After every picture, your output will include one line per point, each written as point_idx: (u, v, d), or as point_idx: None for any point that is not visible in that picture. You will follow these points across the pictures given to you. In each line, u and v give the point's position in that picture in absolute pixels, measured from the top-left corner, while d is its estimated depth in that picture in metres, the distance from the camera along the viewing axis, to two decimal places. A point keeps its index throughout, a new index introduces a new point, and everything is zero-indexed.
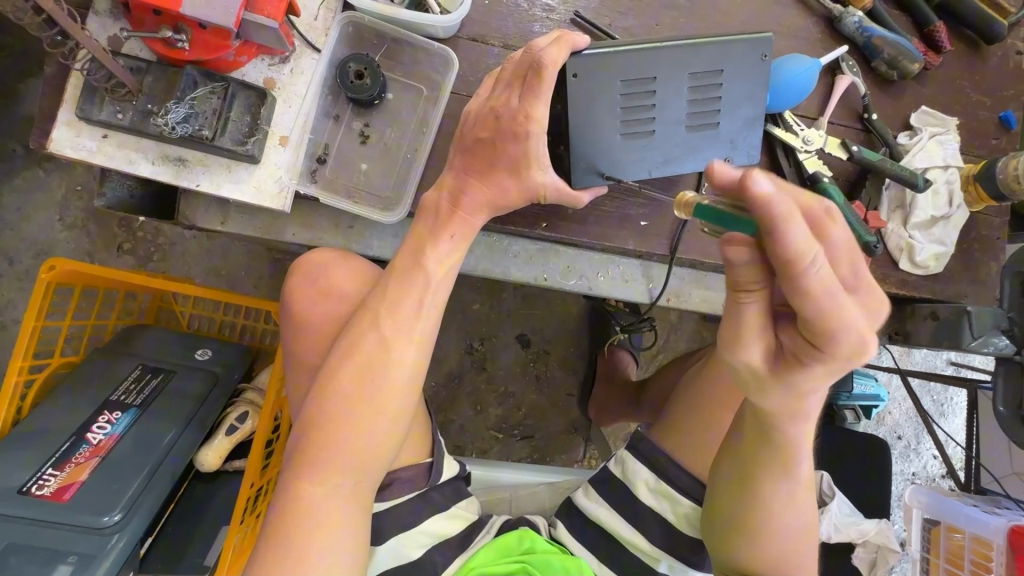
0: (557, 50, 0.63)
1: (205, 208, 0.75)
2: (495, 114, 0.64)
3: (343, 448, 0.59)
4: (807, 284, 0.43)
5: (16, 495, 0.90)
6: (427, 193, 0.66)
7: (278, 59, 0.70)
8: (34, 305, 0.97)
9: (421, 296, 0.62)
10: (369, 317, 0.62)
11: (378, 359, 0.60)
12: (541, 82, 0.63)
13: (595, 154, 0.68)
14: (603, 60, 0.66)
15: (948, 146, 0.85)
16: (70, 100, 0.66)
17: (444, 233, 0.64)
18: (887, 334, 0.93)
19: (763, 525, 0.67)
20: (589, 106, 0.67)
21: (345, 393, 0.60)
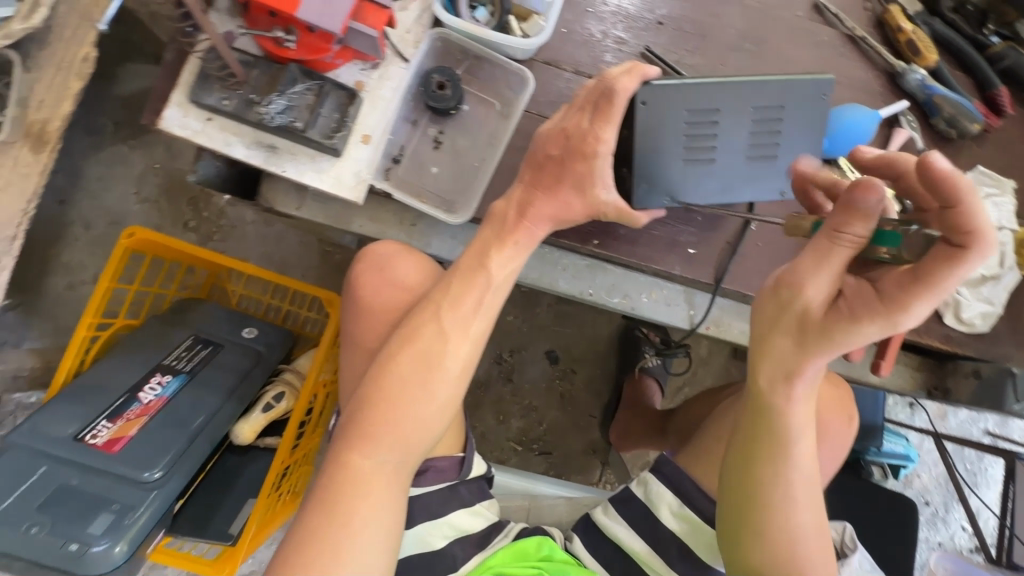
0: (630, 79, 0.67)
1: (285, 193, 0.81)
2: (566, 135, 0.69)
3: (396, 426, 0.63)
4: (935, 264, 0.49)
5: (72, 441, 0.96)
6: (497, 202, 0.71)
7: (369, 65, 0.77)
8: (111, 267, 1.05)
9: (482, 294, 0.67)
10: (430, 308, 0.66)
11: (436, 346, 0.64)
12: (613, 106, 0.67)
13: (656, 178, 0.72)
14: (675, 90, 0.69)
15: (1004, 210, 0.86)
16: (184, 84, 0.73)
17: (508, 240, 0.68)
18: (925, 389, 0.92)
19: (784, 536, 0.66)
20: (655, 132, 0.70)
21: (402, 374, 0.63)
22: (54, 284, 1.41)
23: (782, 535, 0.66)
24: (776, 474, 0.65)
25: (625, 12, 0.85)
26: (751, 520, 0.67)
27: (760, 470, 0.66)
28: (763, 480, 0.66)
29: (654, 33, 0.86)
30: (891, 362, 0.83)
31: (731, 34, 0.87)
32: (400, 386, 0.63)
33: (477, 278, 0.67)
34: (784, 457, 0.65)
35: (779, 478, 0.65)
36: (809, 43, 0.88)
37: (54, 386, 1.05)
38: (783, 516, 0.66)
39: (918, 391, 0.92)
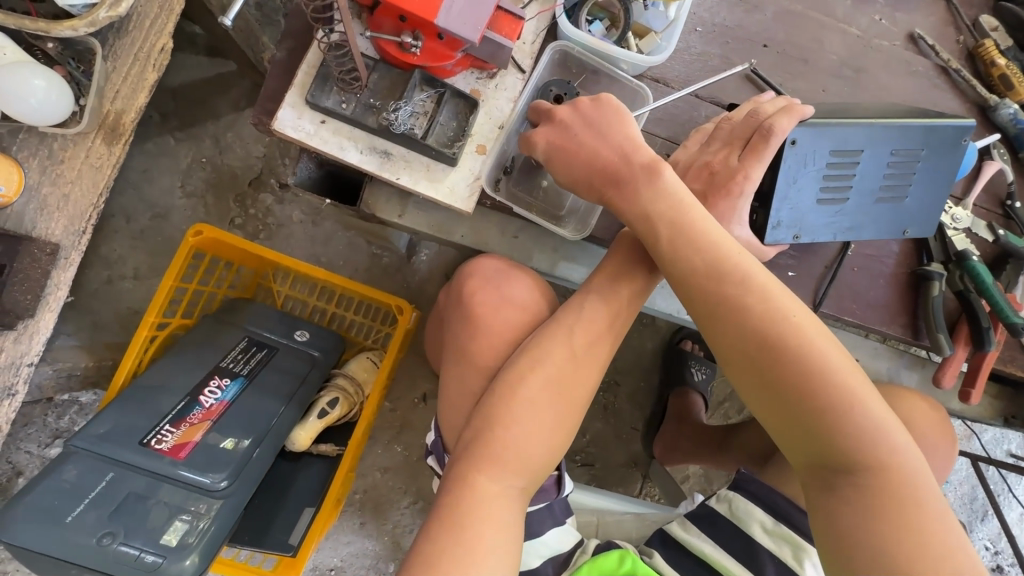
0: (789, 119, 0.65)
1: (386, 199, 0.80)
2: (711, 167, 0.68)
3: (527, 450, 0.61)
4: None
5: (137, 446, 0.93)
6: (629, 228, 0.69)
7: (485, 73, 0.76)
8: (176, 265, 1.02)
9: (614, 321, 0.66)
10: (562, 330, 0.65)
11: (569, 371, 0.63)
12: (767, 143, 0.64)
13: (790, 213, 0.72)
14: (824, 129, 0.69)
15: None
16: (300, 85, 0.71)
17: (643, 269, 0.68)
18: (1002, 417, 0.94)
19: (806, 403, 0.58)
20: (798, 172, 0.70)
21: (535, 399, 0.61)
22: (92, 277, 1.35)
23: (798, 400, 0.58)
24: (751, 335, 0.60)
25: (731, 33, 0.85)
26: (760, 391, 0.61)
27: (732, 342, 0.61)
28: (738, 349, 0.61)
29: (758, 55, 0.86)
30: (980, 392, 0.85)
31: (831, 60, 0.88)
32: (534, 410, 0.61)
33: (610, 304, 0.66)
34: (746, 314, 0.60)
35: (755, 334, 0.60)
36: (904, 73, 0.90)
37: (112, 386, 1.01)
38: (795, 382, 0.58)
39: (996, 419, 0.93)
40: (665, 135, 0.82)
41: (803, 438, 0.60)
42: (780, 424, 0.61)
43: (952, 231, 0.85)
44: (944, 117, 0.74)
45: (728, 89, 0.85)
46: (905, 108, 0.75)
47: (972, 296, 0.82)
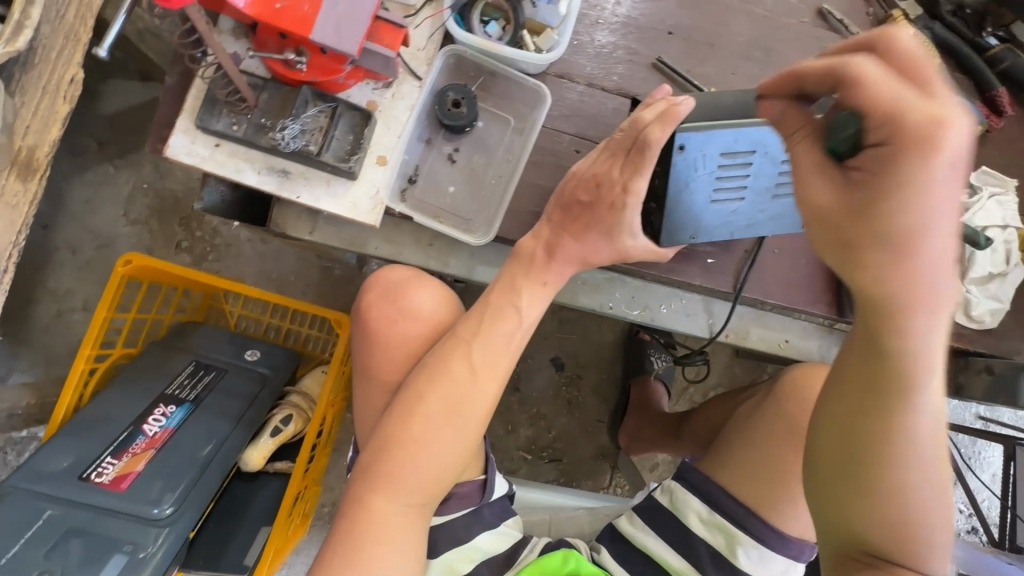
0: (663, 131, 0.61)
1: (296, 217, 0.79)
2: (596, 179, 0.67)
3: (423, 469, 0.61)
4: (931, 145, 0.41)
5: (76, 481, 0.93)
6: (524, 238, 0.70)
7: (381, 83, 0.75)
8: (108, 296, 1.01)
9: (510, 333, 0.66)
10: (457, 345, 0.65)
11: (466, 388, 0.63)
12: (645, 158, 0.63)
13: (686, 216, 0.71)
14: (705, 131, 0.68)
15: (1008, 208, 0.88)
16: (190, 109, 0.70)
17: (537, 278, 0.68)
18: (937, 385, 0.94)
19: (903, 507, 0.54)
20: (689, 176, 0.69)
21: (429, 417, 0.62)
22: (42, 312, 1.35)
23: (891, 499, 0.54)
24: (895, 425, 0.51)
25: (635, 23, 0.85)
26: (852, 469, 0.55)
27: (868, 421, 0.52)
28: (868, 427, 0.53)
29: (664, 43, 0.85)
30: None
31: (739, 42, 0.87)
32: (428, 429, 0.62)
33: (506, 319, 0.66)
34: (908, 406, 0.51)
35: (901, 428, 0.52)
36: (815, 50, 0.89)
37: (53, 422, 1.01)
38: (899, 481, 0.53)
39: None
40: (573, 131, 0.81)
41: (873, 533, 0.55)
42: (858, 512, 0.55)
43: None
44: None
45: (635, 79, 0.84)
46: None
47: None
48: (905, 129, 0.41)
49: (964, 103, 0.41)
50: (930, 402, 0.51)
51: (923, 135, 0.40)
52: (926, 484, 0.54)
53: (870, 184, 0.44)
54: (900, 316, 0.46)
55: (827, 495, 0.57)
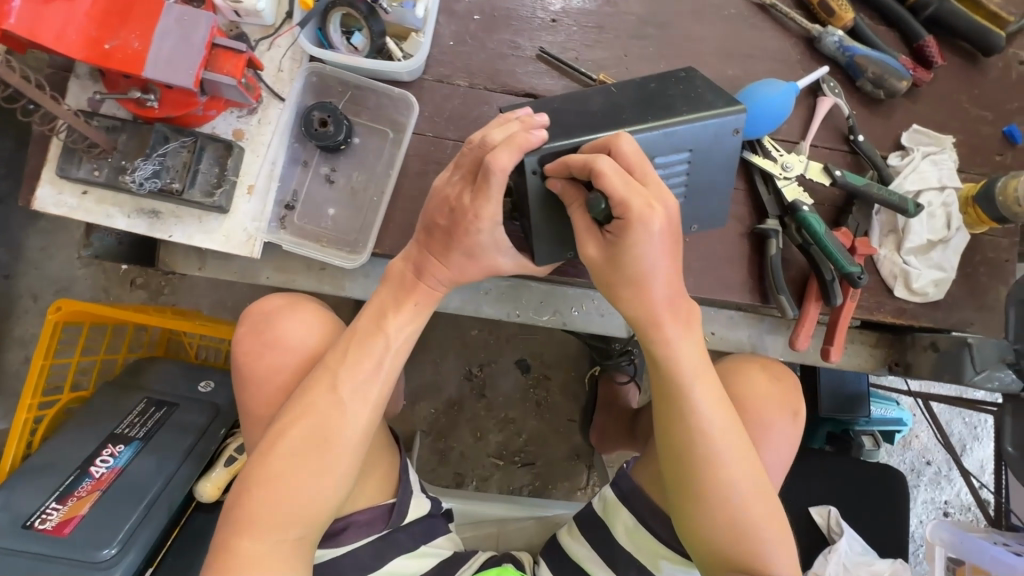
0: (506, 155, 0.57)
1: (184, 254, 0.78)
2: (449, 204, 0.62)
3: (292, 502, 0.59)
4: (651, 235, 0.56)
5: (21, 529, 0.94)
6: (395, 260, 0.67)
7: (245, 111, 0.73)
8: (42, 344, 1.02)
9: (380, 359, 0.64)
10: (326, 375, 0.63)
11: (333, 418, 0.61)
12: (489, 182, 0.58)
13: (560, 235, 0.67)
14: (560, 152, 0.61)
15: (943, 166, 0.81)
16: (52, 160, 0.70)
17: (406, 303, 0.66)
18: (887, 364, 0.88)
19: (722, 500, 0.63)
20: (553, 197, 0.64)
21: (292, 451, 0.60)
22: (11, 359, 1.39)
23: (714, 495, 0.64)
24: (689, 429, 0.63)
25: (515, 14, 0.80)
26: (678, 474, 0.65)
27: (672, 430, 0.64)
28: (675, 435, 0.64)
29: (549, 31, 0.81)
30: (841, 347, 0.79)
31: (631, 21, 0.82)
32: (296, 461, 0.59)
33: (372, 343, 0.64)
34: (692, 411, 0.63)
35: (697, 432, 0.63)
36: (717, 19, 0.83)
37: (3, 471, 1.03)
38: (712, 479, 0.63)
39: (880, 369, 0.87)
40: (455, 136, 0.77)
41: (710, 530, 0.64)
42: (694, 514, 0.64)
43: (782, 181, 0.78)
44: (713, 106, 0.65)
45: (519, 74, 0.80)
46: (678, 93, 0.66)
47: (812, 250, 0.76)
48: (631, 212, 0.55)
49: (668, 190, 0.58)
50: (709, 405, 0.64)
51: (633, 228, 0.56)
52: (737, 478, 0.63)
53: (619, 247, 0.58)
54: (649, 340, 0.63)
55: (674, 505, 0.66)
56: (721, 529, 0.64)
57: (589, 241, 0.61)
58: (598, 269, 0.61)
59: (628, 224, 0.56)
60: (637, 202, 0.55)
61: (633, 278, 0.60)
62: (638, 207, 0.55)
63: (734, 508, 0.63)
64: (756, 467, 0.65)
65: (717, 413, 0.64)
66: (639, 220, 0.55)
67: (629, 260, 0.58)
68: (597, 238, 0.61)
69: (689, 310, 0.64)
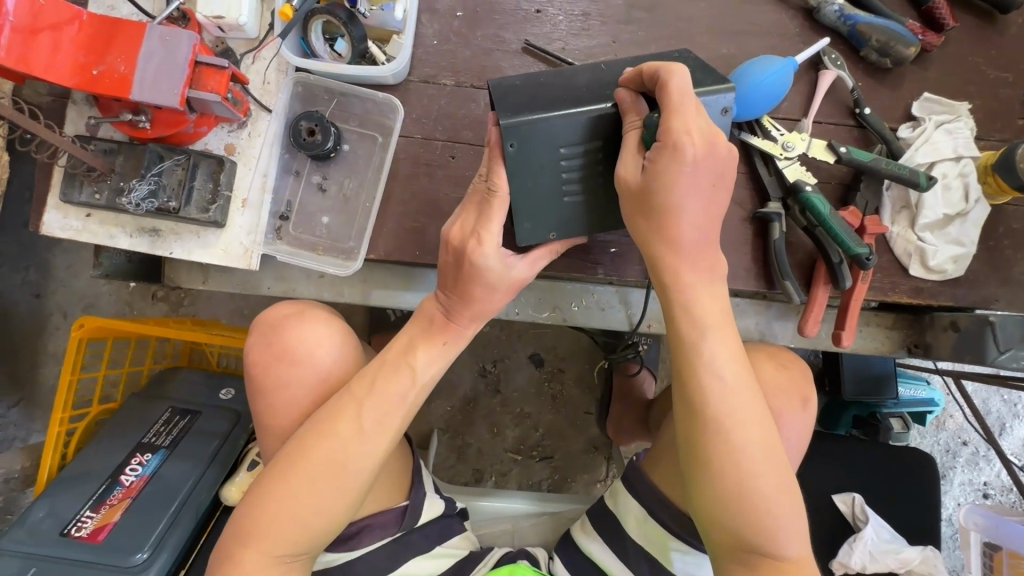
0: (501, 177, 0.61)
1: (188, 269, 0.80)
2: (452, 243, 0.63)
3: (303, 518, 0.60)
4: (685, 159, 0.56)
5: (58, 537, 0.99)
6: (426, 300, 0.68)
7: (236, 125, 0.74)
8: (68, 360, 1.07)
9: (406, 393, 0.64)
10: (349, 404, 0.63)
11: (352, 446, 0.62)
12: (491, 205, 0.61)
13: (542, 215, 0.64)
14: (541, 125, 0.60)
15: (958, 135, 0.76)
16: (56, 185, 0.72)
17: (435, 341, 0.66)
18: (905, 347, 0.84)
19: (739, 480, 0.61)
20: (532, 174, 0.62)
21: (311, 475, 0.60)
22: (47, 374, 1.45)
23: (729, 475, 0.61)
24: (701, 384, 0.62)
25: (499, 8, 0.79)
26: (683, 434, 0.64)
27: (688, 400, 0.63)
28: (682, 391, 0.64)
29: (534, 23, 0.79)
30: (854, 331, 0.76)
31: (618, 5, 0.79)
32: (309, 481, 0.60)
33: (400, 376, 0.64)
34: (703, 364, 0.62)
35: (709, 388, 0.62)
36: None
37: (41, 482, 1.08)
38: (720, 439, 0.62)
39: (898, 351, 0.84)
40: (444, 136, 0.77)
41: (712, 496, 0.62)
42: (697, 477, 0.63)
43: (784, 161, 0.75)
44: (702, 84, 0.61)
45: (506, 69, 0.78)
46: None
47: (817, 232, 0.73)
48: (672, 133, 0.55)
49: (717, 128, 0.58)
50: (724, 360, 0.62)
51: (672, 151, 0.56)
52: (746, 440, 0.62)
53: (654, 169, 0.57)
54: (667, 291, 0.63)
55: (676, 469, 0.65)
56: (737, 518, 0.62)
57: (628, 157, 0.60)
58: (627, 193, 0.60)
59: (667, 141, 0.56)
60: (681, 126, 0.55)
61: (660, 208, 0.58)
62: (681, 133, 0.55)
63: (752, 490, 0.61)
64: (769, 432, 0.63)
65: (730, 369, 0.63)
66: (678, 139, 0.55)
67: (659, 184, 0.57)
68: (635, 158, 0.59)
69: (714, 261, 0.63)
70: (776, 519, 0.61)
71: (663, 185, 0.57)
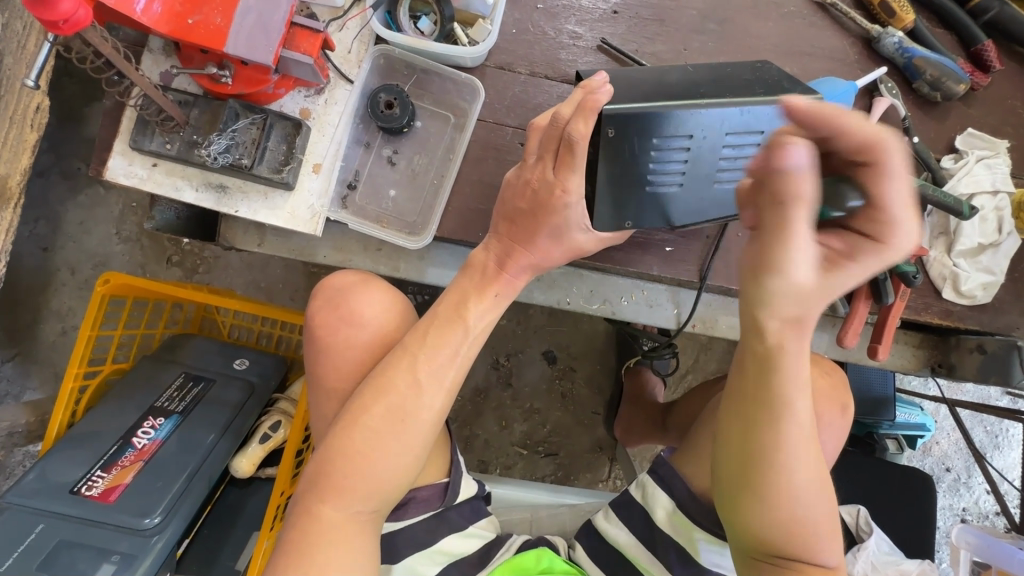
0: (586, 126, 0.57)
1: (244, 230, 0.79)
2: (531, 186, 0.64)
3: (371, 483, 0.60)
4: (794, 222, 0.49)
5: (67, 494, 0.90)
6: (475, 251, 0.69)
7: (313, 90, 0.74)
8: (89, 314, 1.04)
9: (459, 345, 0.65)
10: (406, 357, 0.64)
11: (411, 398, 0.62)
12: (575, 155, 0.59)
13: (624, 202, 0.66)
14: (639, 114, 0.62)
15: (997, 171, 0.81)
16: (125, 131, 0.71)
17: (489, 293, 0.67)
18: (930, 365, 0.89)
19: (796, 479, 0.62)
20: (623, 160, 0.64)
21: (373, 429, 0.61)
22: (47, 331, 1.34)
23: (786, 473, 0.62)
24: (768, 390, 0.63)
25: (577, 4, 0.81)
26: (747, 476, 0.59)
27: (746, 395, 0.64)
28: (763, 440, 0.58)
29: (609, 23, 0.81)
30: (889, 346, 0.80)
31: (692, 16, 0.82)
32: (373, 437, 0.60)
33: (454, 328, 0.65)
34: (792, 415, 0.57)
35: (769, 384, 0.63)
36: (776, 16, 0.83)
37: (49, 440, 1.03)
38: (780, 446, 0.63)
39: (922, 370, 0.89)
40: (515, 123, 0.78)
41: (768, 532, 0.60)
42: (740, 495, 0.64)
43: None
44: (791, 93, 0.66)
45: (579, 63, 0.80)
46: (753, 78, 0.68)
47: None
48: (788, 193, 0.49)
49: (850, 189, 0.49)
50: (809, 412, 0.59)
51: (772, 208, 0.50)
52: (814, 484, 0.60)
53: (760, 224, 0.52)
54: None
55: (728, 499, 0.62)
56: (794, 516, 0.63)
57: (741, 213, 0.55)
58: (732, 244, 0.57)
59: (777, 203, 0.50)
60: (798, 183, 0.48)
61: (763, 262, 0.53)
62: (799, 189, 0.48)
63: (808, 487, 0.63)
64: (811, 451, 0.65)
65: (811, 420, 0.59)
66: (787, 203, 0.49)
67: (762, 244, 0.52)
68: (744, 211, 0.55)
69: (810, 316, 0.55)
70: (825, 551, 0.61)
71: (767, 246, 0.52)
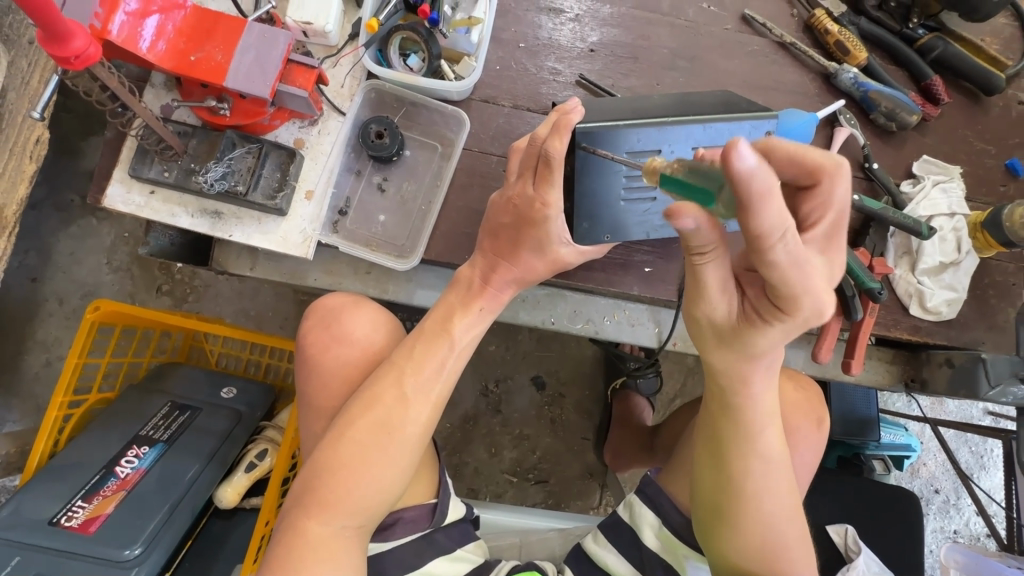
0: (560, 143, 0.59)
1: (237, 255, 0.82)
2: (513, 203, 0.68)
3: (355, 502, 0.60)
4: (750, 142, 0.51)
5: (46, 526, 0.87)
6: (462, 267, 0.72)
7: (307, 121, 0.78)
8: (78, 342, 1.04)
9: (445, 358, 0.66)
10: (393, 371, 0.65)
11: (397, 412, 0.63)
12: (552, 171, 0.61)
13: (601, 217, 0.71)
14: (610, 130, 0.68)
15: (953, 194, 0.86)
16: (125, 160, 0.74)
17: (473, 307, 0.69)
18: (904, 381, 0.93)
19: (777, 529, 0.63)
20: (600, 174, 0.69)
21: (361, 443, 0.61)
22: (31, 362, 1.33)
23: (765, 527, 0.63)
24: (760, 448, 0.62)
25: (555, 43, 0.87)
26: (722, 511, 0.64)
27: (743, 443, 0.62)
28: (733, 475, 0.63)
29: (586, 60, 0.87)
30: (862, 361, 0.83)
31: (663, 54, 0.88)
32: (360, 451, 0.61)
33: (441, 342, 0.67)
34: (757, 450, 0.62)
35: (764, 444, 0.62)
36: (740, 54, 0.90)
37: (29, 471, 1.01)
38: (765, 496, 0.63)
39: (897, 385, 0.93)
40: (499, 152, 0.82)
41: (742, 559, 0.64)
42: (728, 541, 0.64)
43: None
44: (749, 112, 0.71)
45: (559, 97, 0.85)
46: (718, 106, 0.73)
47: None
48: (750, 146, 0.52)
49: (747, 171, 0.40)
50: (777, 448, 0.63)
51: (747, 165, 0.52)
52: (787, 512, 0.64)
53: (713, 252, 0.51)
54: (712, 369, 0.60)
55: (704, 522, 0.66)
56: (776, 552, 0.64)
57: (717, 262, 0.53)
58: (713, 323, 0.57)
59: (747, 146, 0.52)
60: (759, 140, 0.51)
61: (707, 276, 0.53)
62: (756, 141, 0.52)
63: (789, 530, 0.64)
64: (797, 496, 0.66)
65: (783, 453, 0.64)
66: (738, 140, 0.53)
67: (690, 277, 0.55)
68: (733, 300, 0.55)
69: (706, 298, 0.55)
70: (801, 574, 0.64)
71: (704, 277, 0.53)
